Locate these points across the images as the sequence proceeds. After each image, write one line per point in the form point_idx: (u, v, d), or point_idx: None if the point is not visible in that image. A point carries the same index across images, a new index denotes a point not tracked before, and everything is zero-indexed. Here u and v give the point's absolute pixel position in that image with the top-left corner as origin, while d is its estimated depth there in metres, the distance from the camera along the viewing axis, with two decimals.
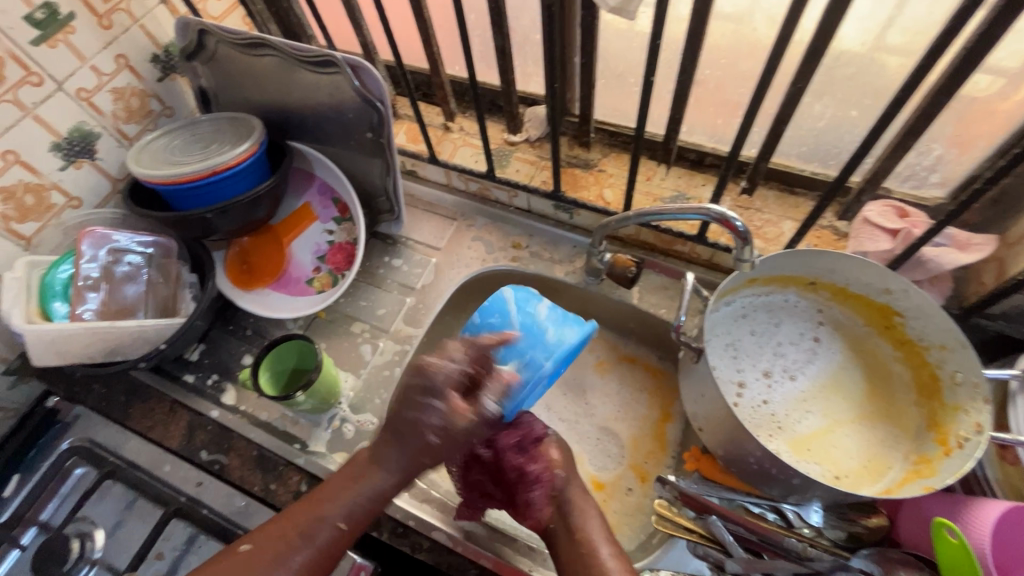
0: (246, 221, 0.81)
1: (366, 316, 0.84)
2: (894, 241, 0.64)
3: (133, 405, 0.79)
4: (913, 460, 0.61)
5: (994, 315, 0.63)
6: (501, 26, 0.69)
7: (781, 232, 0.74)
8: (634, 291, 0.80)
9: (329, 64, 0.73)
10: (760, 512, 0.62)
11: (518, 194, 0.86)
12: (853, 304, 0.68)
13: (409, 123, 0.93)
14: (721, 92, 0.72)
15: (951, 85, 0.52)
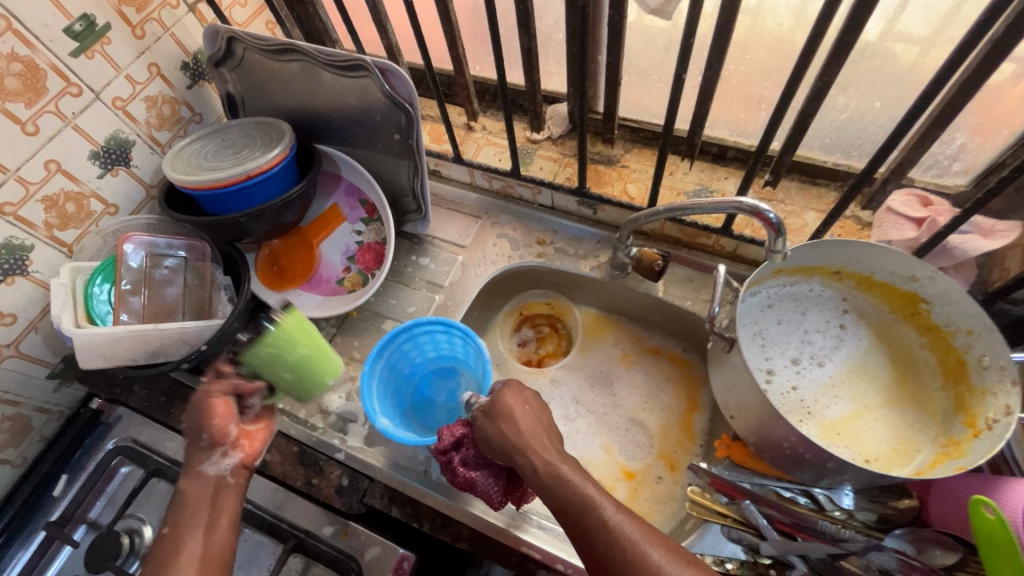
0: (277, 224, 0.83)
1: (397, 314, 0.86)
2: (919, 229, 0.65)
3: (175, 405, 0.82)
4: (942, 443, 0.62)
5: (1018, 300, 0.64)
6: (528, 26, 0.70)
7: (804, 222, 0.75)
8: (659, 284, 0.82)
9: (358, 68, 0.74)
10: (791, 496, 0.64)
11: (542, 191, 0.88)
12: (878, 292, 0.70)
13: (432, 124, 0.94)
14: (744, 87, 0.73)
15: (979, 76, 0.53)
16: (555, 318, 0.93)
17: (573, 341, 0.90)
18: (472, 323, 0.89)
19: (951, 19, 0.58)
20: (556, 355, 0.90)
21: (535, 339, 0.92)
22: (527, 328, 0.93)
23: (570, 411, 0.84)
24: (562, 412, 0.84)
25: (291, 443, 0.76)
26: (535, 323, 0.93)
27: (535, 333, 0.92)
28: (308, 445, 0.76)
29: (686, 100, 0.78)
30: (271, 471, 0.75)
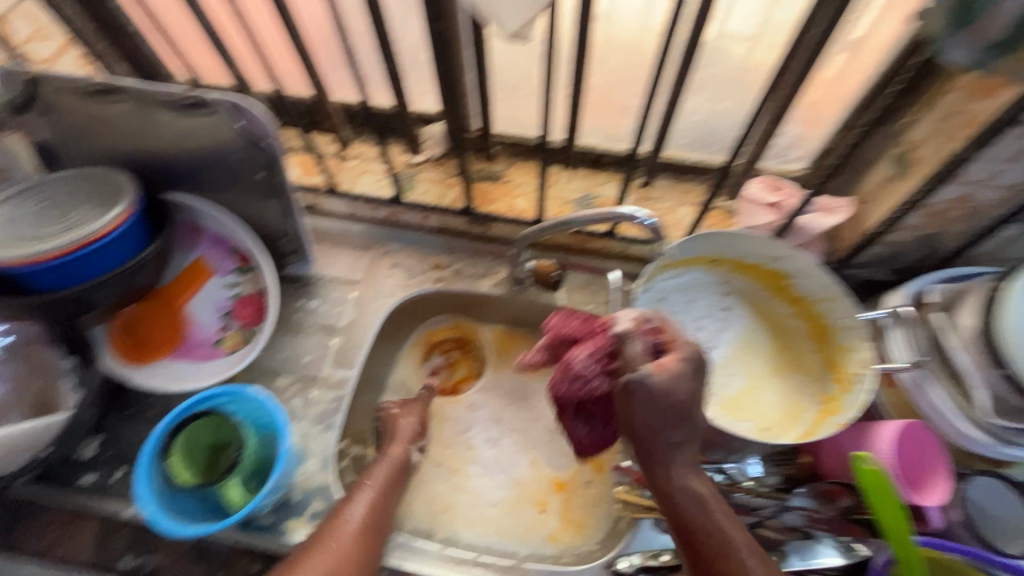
0: (125, 291, 0.72)
1: (291, 367, 0.79)
2: (774, 213, 0.73)
3: (21, 525, 0.67)
4: (822, 401, 0.69)
5: (860, 264, 0.74)
6: (389, 49, 0.67)
7: (678, 217, 0.81)
8: (560, 292, 0.83)
9: (201, 105, 0.66)
10: (707, 476, 0.67)
11: (429, 215, 0.86)
12: (750, 273, 0.75)
13: (301, 156, 0.88)
14: (611, 95, 0.76)
15: (804, 76, 0.59)
16: (463, 340, 0.88)
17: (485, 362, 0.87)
18: (377, 362, 0.84)
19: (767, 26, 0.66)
20: (467, 378, 0.86)
21: (444, 367, 0.86)
22: (436, 354, 0.87)
23: (492, 434, 0.82)
24: (486, 436, 0.82)
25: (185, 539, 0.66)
26: (443, 348, 0.87)
27: (443, 359, 0.87)
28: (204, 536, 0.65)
29: (558, 112, 0.80)
30: None
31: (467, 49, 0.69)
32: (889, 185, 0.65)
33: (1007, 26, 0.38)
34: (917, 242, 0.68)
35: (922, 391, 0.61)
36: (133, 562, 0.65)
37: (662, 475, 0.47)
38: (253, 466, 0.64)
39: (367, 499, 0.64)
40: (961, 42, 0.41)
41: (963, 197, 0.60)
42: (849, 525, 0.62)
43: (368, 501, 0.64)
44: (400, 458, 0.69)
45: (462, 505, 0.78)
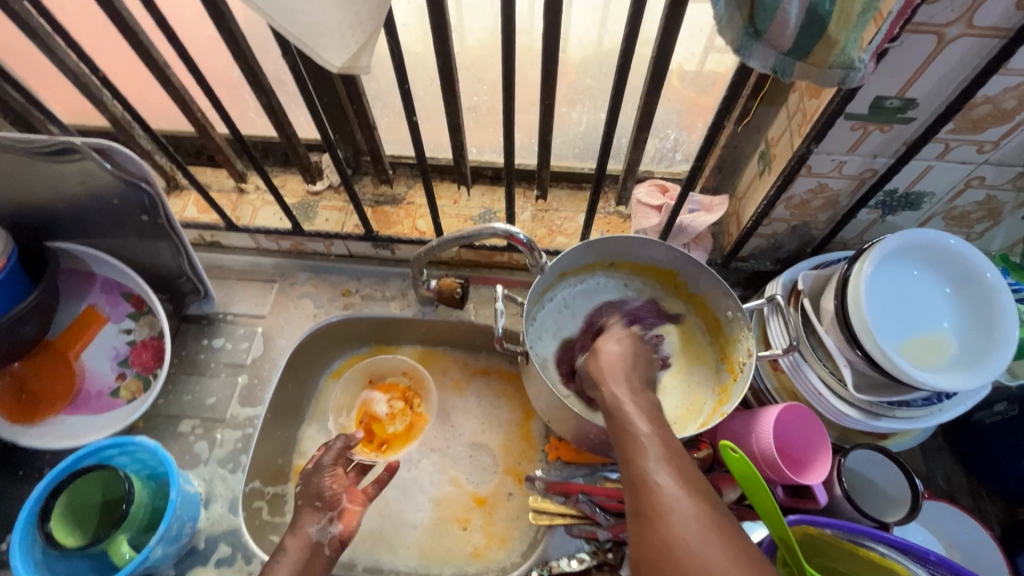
0: (11, 342, 0.70)
1: (195, 410, 0.76)
2: (660, 214, 0.75)
3: None
4: (718, 391, 0.71)
5: (746, 257, 0.77)
6: (261, 84, 0.67)
7: (578, 224, 0.82)
8: (469, 308, 0.84)
9: (68, 150, 0.64)
10: (617, 476, 0.70)
11: (334, 243, 0.85)
12: (646, 274, 0.77)
13: (195, 194, 0.86)
14: (494, 115, 0.83)
15: (657, 85, 0.63)
16: (412, 391, 0.87)
17: (427, 421, 0.84)
18: (289, 395, 0.83)
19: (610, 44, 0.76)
20: (405, 440, 0.83)
21: (386, 415, 0.84)
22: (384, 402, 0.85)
23: (412, 455, 0.82)
24: (406, 459, 0.82)
25: None
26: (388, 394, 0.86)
27: (388, 406, 0.85)
28: None
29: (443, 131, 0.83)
30: None
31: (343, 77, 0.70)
32: (756, 181, 0.69)
33: (791, 34, 0.41)
34: (791, 232, 0.72)
35: (799, 372, 0.63)
36: None
37: (614, 404, 0.52)
38: (149, 520, 0.62)
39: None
40: (763, 51, 0.43)
41: (819, 187, 0.64)
42: (745, 510, 0.64)
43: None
44: (309, 545, 0.62)
45: (385, 532, 0.77)
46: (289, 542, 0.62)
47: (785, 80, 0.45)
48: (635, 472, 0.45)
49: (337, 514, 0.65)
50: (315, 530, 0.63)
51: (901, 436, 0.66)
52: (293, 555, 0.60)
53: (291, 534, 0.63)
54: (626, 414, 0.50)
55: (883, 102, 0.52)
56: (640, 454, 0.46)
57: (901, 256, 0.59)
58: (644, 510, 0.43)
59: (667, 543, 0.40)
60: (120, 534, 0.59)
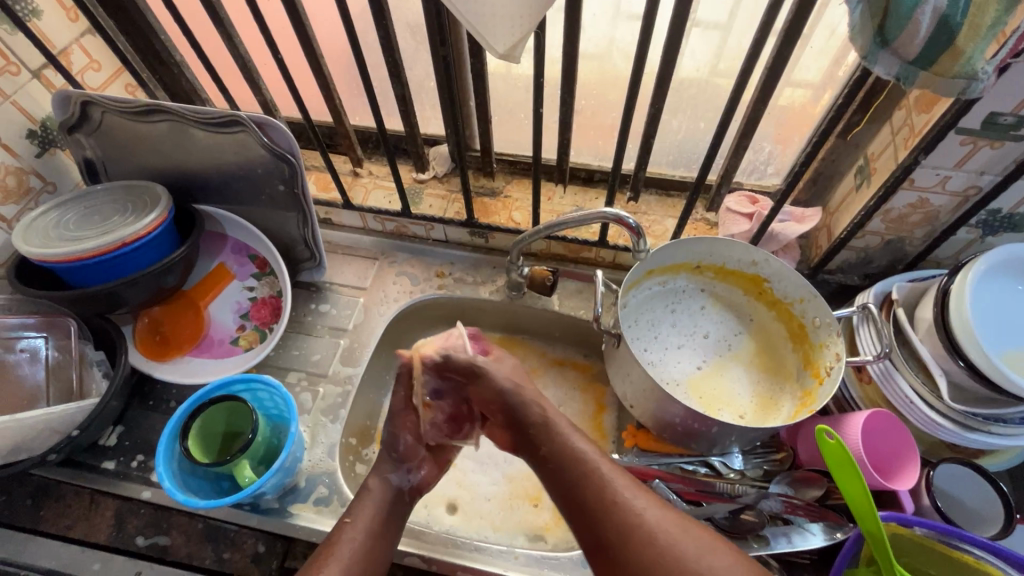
0: (154, 292, 0.78)
1: (301, 364, 0.84)
2: (751, 222, 0.78)
3: (45, 506, 0.72)
4: (799, 395, 0.73)
5: (833, 270, 0.80)
6: (399, 76, 0.75)
7: (665, 228, 0.87)
8: (554, 298, 0.88)
9: (232, 123, 0.73)
10: (693, 468, 0.72)
11: (434, 227, 0.92)
12: (731, 279, 0.80)
13: (319, 173, 0.96)
14: (598, 118, 0.87)
15: (764, 96, 0.67)
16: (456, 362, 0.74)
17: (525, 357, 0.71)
18: (381, 363, 0.89)
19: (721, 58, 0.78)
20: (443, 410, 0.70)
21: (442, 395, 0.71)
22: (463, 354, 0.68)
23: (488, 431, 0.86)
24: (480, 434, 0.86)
25: (195, 520, 0.70)
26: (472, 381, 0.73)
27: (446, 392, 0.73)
28: (214, 519, 0.69)
29: (551, 133, 0.89)
30: (175, 555, 0.68)
31: (470, 77, 0.78)
32: (852, 195, 0.71)
33: (919, 43, 0.45)
34: (883, 247, 0.74)
35: (890, 381, 0.64)
36: (146, 541, 0.69)
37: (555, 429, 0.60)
38: (263, 453, 0.69)
39: (364, 534, 0.58)
40: (889, 60, 0.47)
41: (920, 202, 0.66)
42: (827, 511, 0.64)
43: (365, 535, 0.59)
44: (391, 490, 0.64)
45: (461, 501, 0.80)
46: (371, 484, 0.64)
47: (906, 87, 0.49)
48: (609, 528, 0.52)
49: (416, 464, 0.67)
50: (396, 477, 0.65)
51: (997, 456, 0.66)
52: (377, 498, 0.63)
53: (374, 476, 0.65)
54: (606, 480, 0.54)
55: (996, 118, 0.55)
56: (613, 507, 0.52)
57: (1005, 269, 0.61)
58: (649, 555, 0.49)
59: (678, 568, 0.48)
60: (244, 459, 0.66)
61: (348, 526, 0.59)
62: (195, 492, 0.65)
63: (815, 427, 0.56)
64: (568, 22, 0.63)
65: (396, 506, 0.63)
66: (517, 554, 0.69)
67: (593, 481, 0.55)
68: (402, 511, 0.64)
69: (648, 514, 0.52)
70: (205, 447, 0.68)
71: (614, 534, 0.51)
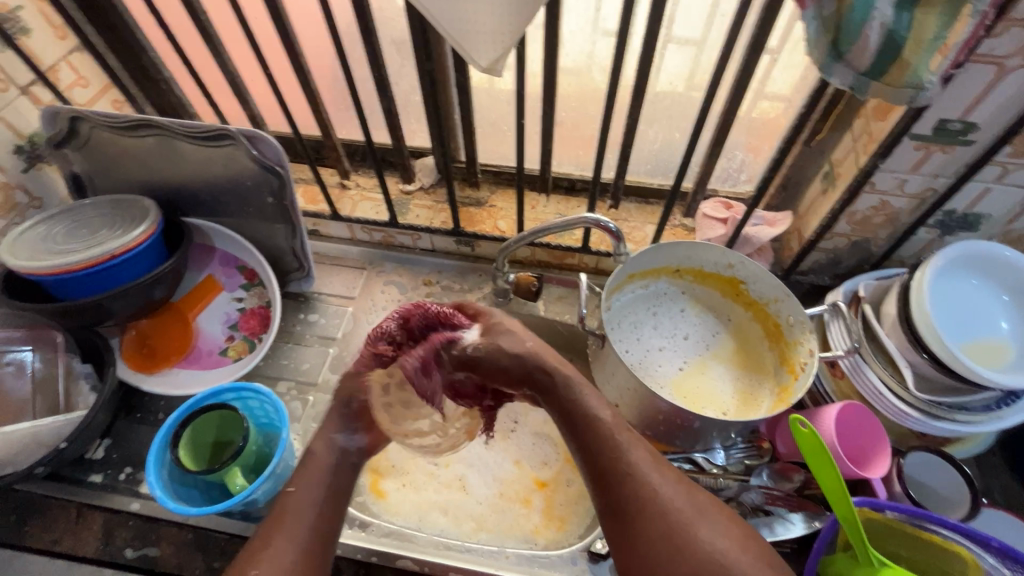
0: (143, 303, 0.78)
1: (291, 373, 0.85)
2: (726, 226, 0.82)
3: (29, 521, 0.70)
4: (777, 391, 0.76)
5: (805, 271, 0.83)
6: (386, 91, 0.78)
7: (645, 234, 0.91)
8: (540, 303, 0.91)
9: (221, 137, 0.75)
10: (677, 465, 0.73)
11: (421, 236, 0.94)
12: (709, 281, 0.83)
13: (306, 185, 0.97)
14: (578, 129, 0.90)
15: (734, 106, 0.71)
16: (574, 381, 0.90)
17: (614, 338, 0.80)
18: None
19: (690, 73, 0.83)
20: None
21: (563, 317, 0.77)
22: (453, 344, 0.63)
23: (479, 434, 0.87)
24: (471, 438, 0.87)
25: (185, 530, 0.69)
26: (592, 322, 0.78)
27: None
28: (204, 528, 0.69)
29: (535, 144, 0.92)
30: (164, 566, 0.67)
31: (454, 90, 0.81)
32: (819, 199, 0.75)
33: (869, 56, 0.48)
34: (850, 248, 0.78)
35: (860, 373, 0.67)
36: (135, 552, 0.68)
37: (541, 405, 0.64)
38: (253, 461, 0.70)
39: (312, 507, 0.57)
40: (843, 70, 0.51)
41: (881, 205, 0.70)
42: (805, 501, 0.67)
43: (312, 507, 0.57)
44: (336, 453, 0.62)
45: (452, 504, 0.81)
46: (314, 449, 0.62)
47: (860, 97, 0.53)
48: (631, 496, 0.53)
49: (363, 426, 0.65)
50: (342, 439, 0.64)
51: (963, 443, 0.70)
52: (321, 465, 0.61)
53: (318, 437, 0.63)
54: (624, 453, 0.55)
55: (946, 125, 0.59)
56: (636, 479, 0.53)
57: (961, 265, 0.65)
58: (649, 513, 0.52)
59: (663, 518, 0.51)
60: (235, 467, 0.66)
61: (293, 495, 0.58)
62: (186, 502, 0.65)
63: (789, 417, 0.58)
64: (547, 38, 0.67)
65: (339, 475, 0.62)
66: (508, 553, 0.70)
67: (612, 458, 0.54)
68: (352, 476, 0.63)
69: (666, 492, 0.53)
70: (195, 456, 0.69)
71: (631, 503, 0.52)
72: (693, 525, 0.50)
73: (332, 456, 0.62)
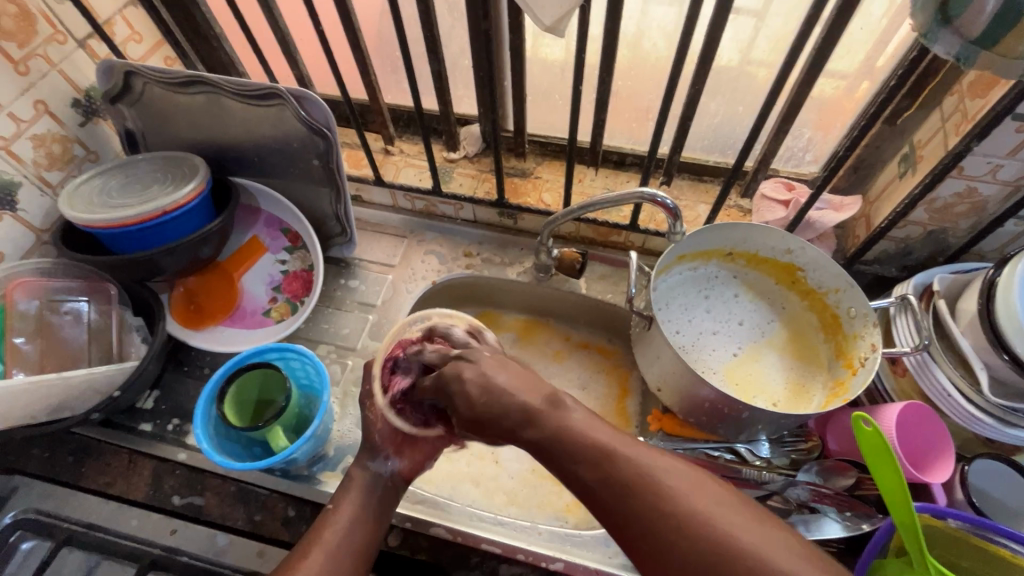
0: (191, 261, 0.79)
1: (331, 337, 0.86)
2: (787, 209, 0.77)
3: (86, 463, 0.74)
4: (830, 386, 0.72)
5: (869, 261, 0.78)
6: (437, 52, 0.75)
7: (697, 214, 0.87)
8: (582, 281, 0.88)
9: (270, 95, 0.74)
10: (719, 455, 0.71)
11: (463, 207, 0.92)
12: (764, 266, 0.79)
13: (351, 150, 0.96)
14: (632, 100, 0.85)
15: (810, 78, 0.65)
16: (613, 363, 0.89)
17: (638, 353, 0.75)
18: None
19: None
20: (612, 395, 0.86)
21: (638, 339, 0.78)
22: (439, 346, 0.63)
23: None
24: None
25: (228, 482, 0.72)
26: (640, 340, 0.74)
27: (594, 386, 0.88)
28: (246, 482, 0.71)
29: (587, 114, 0.88)
30: (209, 515, 0.70)
31: (508, 54, 0.77)
32: (895, 183, 0.70)
33: (985, 21, 0.43)
34: (924, 238, 0.72)
35: (926, 372, 0.63)
36: (182, 500, 0.71)
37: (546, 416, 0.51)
38: (294, 422, 0.71)
39: (347, 521, 0.59)
40: (949, 38, 0.46)
41: (967, 192, 0.64)
42: (856, 502, 0.64)
43: (347, 523, 0.59)
44: (370, 477, 0.63)
45: (485, 476, 0.81)
46: (352, 473, 0.64)
47: (965, 69, 0.47)
48: (607, 474, 0.46)
49: (395, 451, 0.64)
50: (376, 464, 0.63)
51: None
52: (357, 486, 0.62)
53: (355, 465, 0.64)
54: (621, 454, 0.47)
55: None
56: (602, 453, 0.47)
57: None
58: (619, 486, 0.45)
59: (631, 485, 0.45)
60: (277, 427, 0.67)
61: (331, 516, 0.59)
62: (231, 457, 0.67)
63: (851, 414, 0.55)
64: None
65: (381, 500, 0.62)
66: (541, 530, 0.70)
67: (614, 472, 0.46)
68: (385, 499, 0.62)
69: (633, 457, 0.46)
70: (239, 412, 0.70)
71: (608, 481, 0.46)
72: (688, 503, 0.43)
73: (371, 480, 0.63)
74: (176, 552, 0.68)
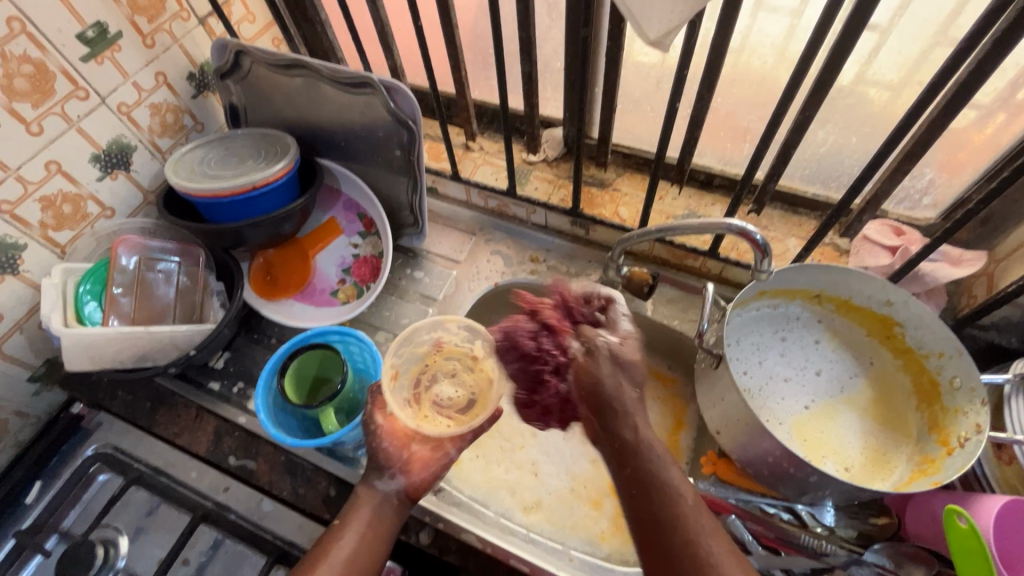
0: (273, 235, 0.83)
1: (391, 325, 0.87)
2: (893, 257, 0.69)
3: (159, 411, 0.79)
4: (916, 460, 0.65)
5: (985, 326, 0.69)
6: (530, 53, 0.73)
7: (786, 248, 0.80)
8: (649, 303, 0.84)
9: (363, 84, 0.76)
10: (775, 512, 0.65)
11: (536, 211, 0.91)
12: (855, 315, 0.72)
13: (432, 142, 0.97)
14: (732, 119, 0.79)
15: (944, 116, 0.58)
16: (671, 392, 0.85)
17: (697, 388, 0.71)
18: None
19: None
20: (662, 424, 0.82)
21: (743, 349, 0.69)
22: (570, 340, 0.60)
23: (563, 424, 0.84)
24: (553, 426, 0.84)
25: (279, 452, 0.75)
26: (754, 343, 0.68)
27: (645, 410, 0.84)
28: (296, 454, 0.74)
29: (678, 128, 0.83)
30: (258, 480, 0.73)
31: (603, 62, 0.74)
32: None
33: None
34: None
35: None
36: (237, 461, 0.75)
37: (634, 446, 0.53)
38: (346, 406, 0.73)
39: (354, 540, 0.58)
40: None
41: None
42: None
43: (356, 541, 0.58)
44: (378, 495, 0.62)
45: (522, 486, 0.80)
46: (360, 492, 0.63)
47: None
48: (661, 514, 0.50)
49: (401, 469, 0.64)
50: (382, 484, 0.63)
51: None
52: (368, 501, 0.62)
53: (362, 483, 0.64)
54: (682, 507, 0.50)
55: None
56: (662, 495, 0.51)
57: None
58: (671, 535, 0.49)
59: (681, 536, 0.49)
60: (330, 408, 0.69)
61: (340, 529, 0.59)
62: (287, 431, 0.70)
63: (946, 508, 0.50)
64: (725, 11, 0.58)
65: (387, 518, 0.62)
66: (573, 556, 0.68)
67: (674, 523, 0.49)
68: (395, 516, 0.62)
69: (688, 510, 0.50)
70: (297, 387, 0.73)
71: (663, 524, 0.50)
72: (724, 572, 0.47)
73: (377, 498, 0.62)
74: (225, 509, 0.72)
